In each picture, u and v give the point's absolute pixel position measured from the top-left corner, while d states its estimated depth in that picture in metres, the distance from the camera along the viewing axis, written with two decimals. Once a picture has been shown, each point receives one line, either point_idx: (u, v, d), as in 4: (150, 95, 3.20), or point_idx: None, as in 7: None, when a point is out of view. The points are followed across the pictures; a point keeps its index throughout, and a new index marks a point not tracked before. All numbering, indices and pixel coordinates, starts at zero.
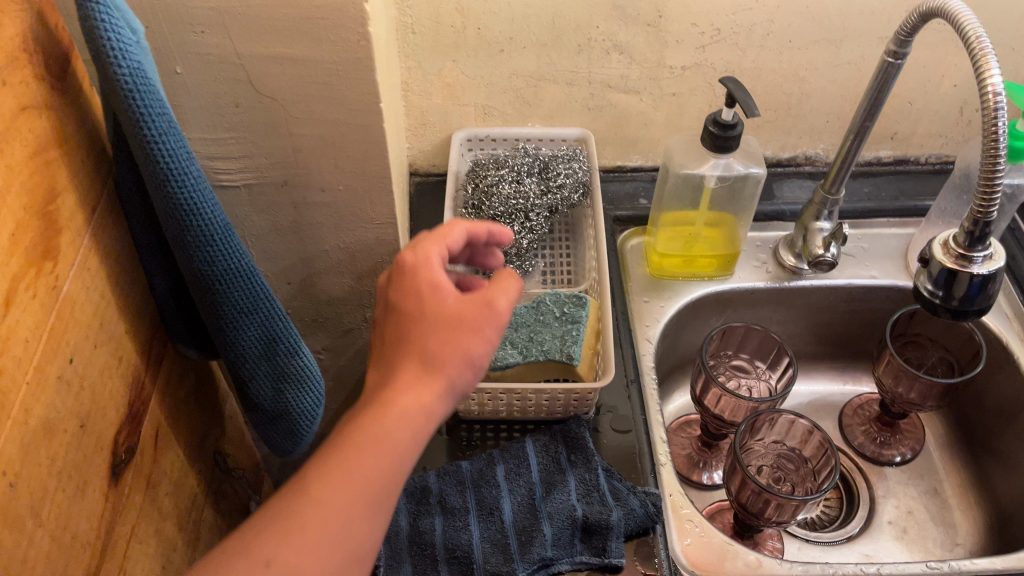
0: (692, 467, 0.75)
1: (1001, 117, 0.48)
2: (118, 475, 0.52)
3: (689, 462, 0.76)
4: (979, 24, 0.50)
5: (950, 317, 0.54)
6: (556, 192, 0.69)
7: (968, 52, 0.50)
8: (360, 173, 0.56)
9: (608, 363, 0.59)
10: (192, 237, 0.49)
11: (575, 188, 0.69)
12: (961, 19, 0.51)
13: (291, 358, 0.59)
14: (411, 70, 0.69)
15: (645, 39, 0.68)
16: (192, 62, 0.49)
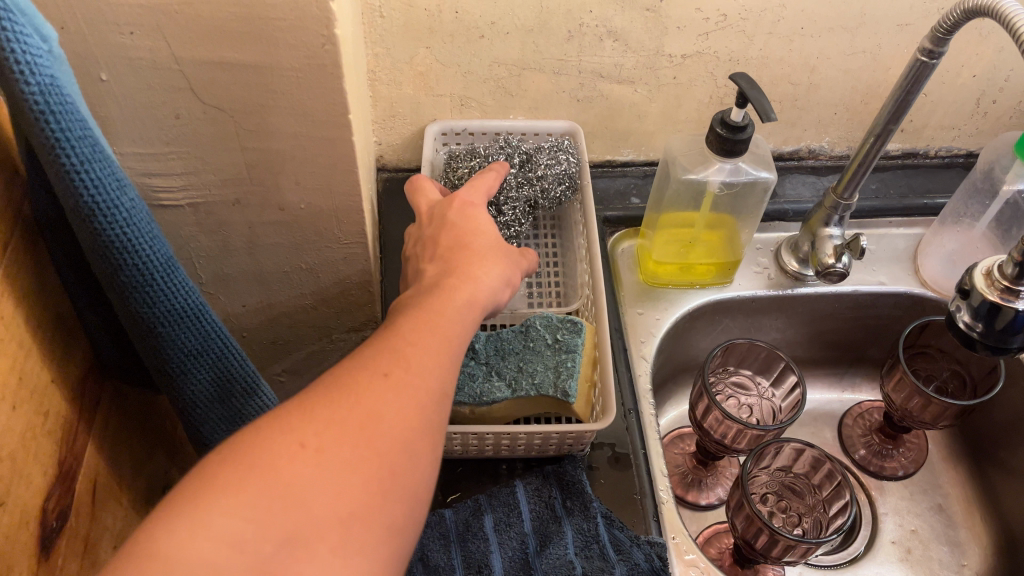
0: (686, 487, 0.70)
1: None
2: (48, 548, 0.45)
3: (682, 480, 0.71)
4: None
5: (989, 352, 0.48)
6: (536, 184, 0.62)
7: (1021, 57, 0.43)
8: (325, 190, 0.49)
9: (607, 401, 0.53)
10: (127, 278, 0.42)
11: (561, 181, 0.63)
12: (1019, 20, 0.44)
13: (250, 399, 0.51)
14: (380, 58, 0.61)
15: (643, 26, 0.60)
16: (120, 69, 0.40)
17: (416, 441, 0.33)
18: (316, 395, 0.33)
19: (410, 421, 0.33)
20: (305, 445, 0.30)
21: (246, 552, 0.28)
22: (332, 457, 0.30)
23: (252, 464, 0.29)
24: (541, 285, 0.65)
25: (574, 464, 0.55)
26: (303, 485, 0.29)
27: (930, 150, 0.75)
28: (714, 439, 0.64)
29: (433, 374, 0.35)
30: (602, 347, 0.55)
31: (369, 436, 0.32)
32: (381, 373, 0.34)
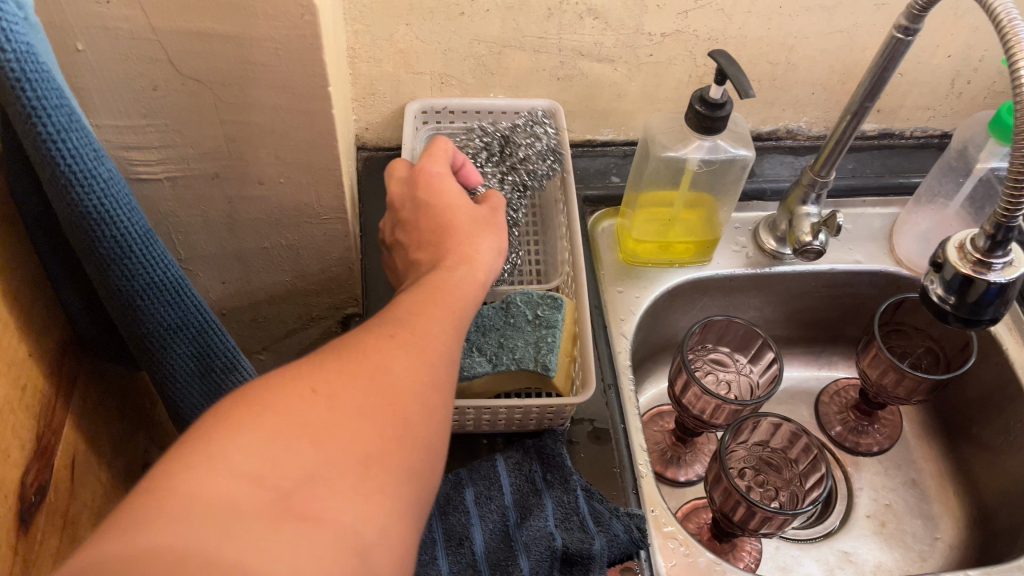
0: (665, 464, 0.71)
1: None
2: (28, 522, 0.45)
3: (662, 458, 0.71)
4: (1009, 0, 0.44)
5: (960, 325, 0.49)
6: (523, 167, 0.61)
7: (998, 34, 0.44)
8: (305, 164, 0.49)
9: (588, 375, 0.53)
10: (105, 249, 0.41)
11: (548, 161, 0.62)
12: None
13: (230, 374, 0.51)
14: (359, 35, 0.61)
15: (623, 4, 0.60)
16: (97, 38, 0.40)
17: (427, 396, 0.33)
18: (323, 353, 0.32)
19: (420, 377, 0.33)
20: (316, 392, 0.30)
21: (267, 488, 0.26)
22: (344, 403, 0.30)
23: (264, 407, 0.29)
24: (522, 267, 0.65)
25: (554, 438, 0.55)
26: (319, 426, 0.29)
27: (906, 131, 0.75)
28: (694, 416, 0.64)
29: (439, 339, 0.35)
30: (582, 322, 0.55)
31: (379, 385, 0.31)
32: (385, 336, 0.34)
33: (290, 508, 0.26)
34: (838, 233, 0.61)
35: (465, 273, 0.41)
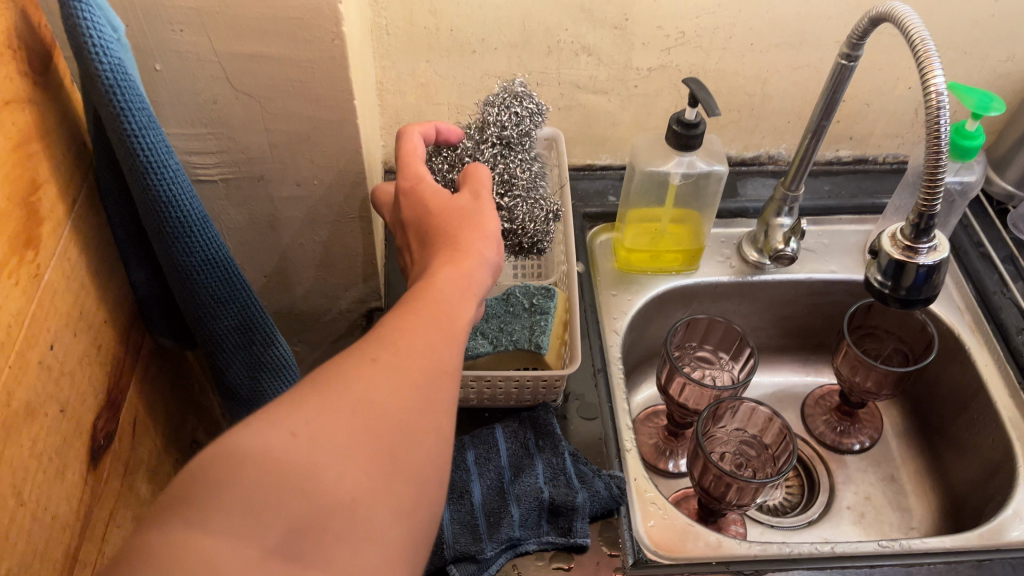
0: (658, 456, 0.78)
1: (943, 115, 0.51)
2: (97, 461, 0.54)
3: (655, 450, 0.78)
4: (924, 29, 0.52)
5: (898, 306, 0.57)
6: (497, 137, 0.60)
7: (914, 55, 0.52)
8: (335, 168, 0.58)
9: (575, 351, 0.62)
10: (171, 228, 0.51)
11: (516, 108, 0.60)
12: (910, 24, 0.53)
13: (267, 346, 0.60)
14: (386, 70, 0.71)
15: (612, 42, 0.70)
16: (172, 60, 0.50)
17: (421, 415, 0.36)
18: (304, 389, 0.35)
19: (407, 402, 0.36)
20: (302, 434, 0.32)
21: (259, 540, 0.29)
22: (326, 443, 0.32)
23: (248, 459, 0.31)
24: (525, 270, 0.73)
25: (547, 410, 0.63)
26: (309, 467, 0.31)
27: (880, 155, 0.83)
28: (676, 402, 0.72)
29: (426, 359, 0.38)
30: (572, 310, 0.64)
31: (364, 419, 0.34)
32: (364, 362, 0.36)
33: (288, 559, 0.29)
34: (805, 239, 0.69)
35: (450, 276, 0.44)
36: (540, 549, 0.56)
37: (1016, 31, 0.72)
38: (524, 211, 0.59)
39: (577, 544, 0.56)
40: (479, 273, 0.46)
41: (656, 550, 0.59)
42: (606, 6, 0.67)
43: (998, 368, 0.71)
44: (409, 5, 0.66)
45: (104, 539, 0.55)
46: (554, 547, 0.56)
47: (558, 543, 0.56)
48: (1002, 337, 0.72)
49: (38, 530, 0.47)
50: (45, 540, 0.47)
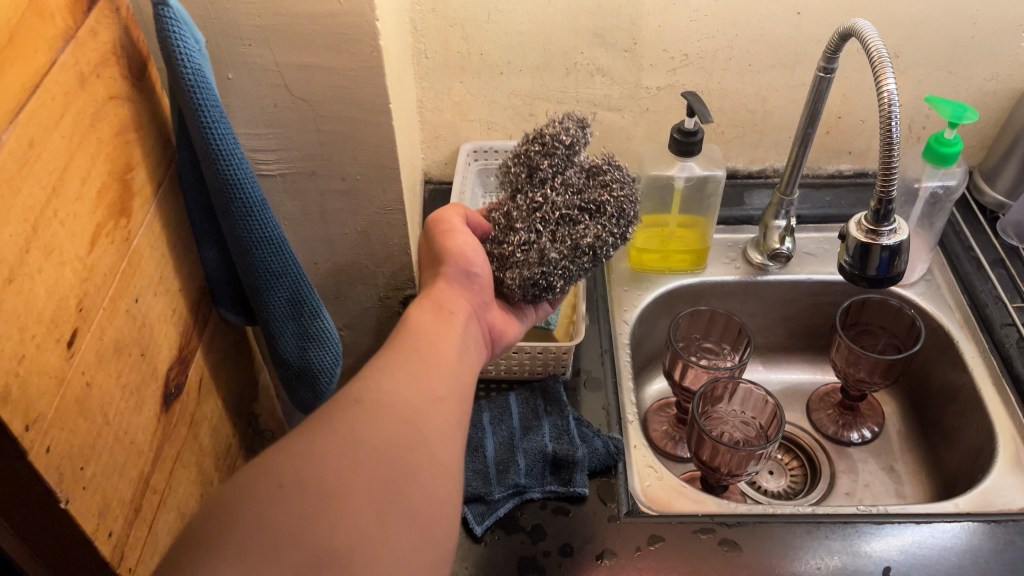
0: (669, 441, 0.84)
1: (894, 115, 0.58)
2: (168, 405, 0.64)
3: (665, 436, 0.84)
4: (883, 45, 0.60)
5: (867, 285, 0.63)
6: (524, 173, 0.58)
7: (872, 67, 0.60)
8: (375, 165, 0.68)
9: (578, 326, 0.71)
10: (236, 207, 0.61)
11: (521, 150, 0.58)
12: (872, 42, 0.60)
13: (314, 319, 0.70)
14: (425, 90, 0.82)
15: (623, 63, 0.80)
16: (241, 69, 0.61)
17: (410, 434, 0.46)
18: (295, 441, 0.44)
19: (389, 436, 0.45)
20: (285, 482, 0.42)
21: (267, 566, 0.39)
22: (314, 481, 0.42)
23: (243, 512, 0.40)
24: None
25: (557, 381, 0.71)
26: (306, 505, 0.41)
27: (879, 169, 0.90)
28: (678, 383, 0.79)
29: (407, 390, 0.48)
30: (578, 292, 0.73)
31: (351, 452, 0.43)
32: (349, 403, 0.46)
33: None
34: (794, 235, 0.77)
35: (424, 312, 0.56)
36: (543, 496, 0.64)
37: (996, 50, 0.79)
38: (513, 256, 0.57)
39: (575, 492, 0.63)
40: (454, 300, 0.57)
41: (650, 505, 0.66)
42: (617, 32, 0.77)
43: (983, 359, 0.76)
44: (445, 32, 0.77)
45: (171, 473, 0.64)
46: (555, 496, 0.64)
47: (559, 492, 0.64)
48: (987, 331, 0.77)
49: (119, 449, 0.56)
50: (123, 460, 0.57)
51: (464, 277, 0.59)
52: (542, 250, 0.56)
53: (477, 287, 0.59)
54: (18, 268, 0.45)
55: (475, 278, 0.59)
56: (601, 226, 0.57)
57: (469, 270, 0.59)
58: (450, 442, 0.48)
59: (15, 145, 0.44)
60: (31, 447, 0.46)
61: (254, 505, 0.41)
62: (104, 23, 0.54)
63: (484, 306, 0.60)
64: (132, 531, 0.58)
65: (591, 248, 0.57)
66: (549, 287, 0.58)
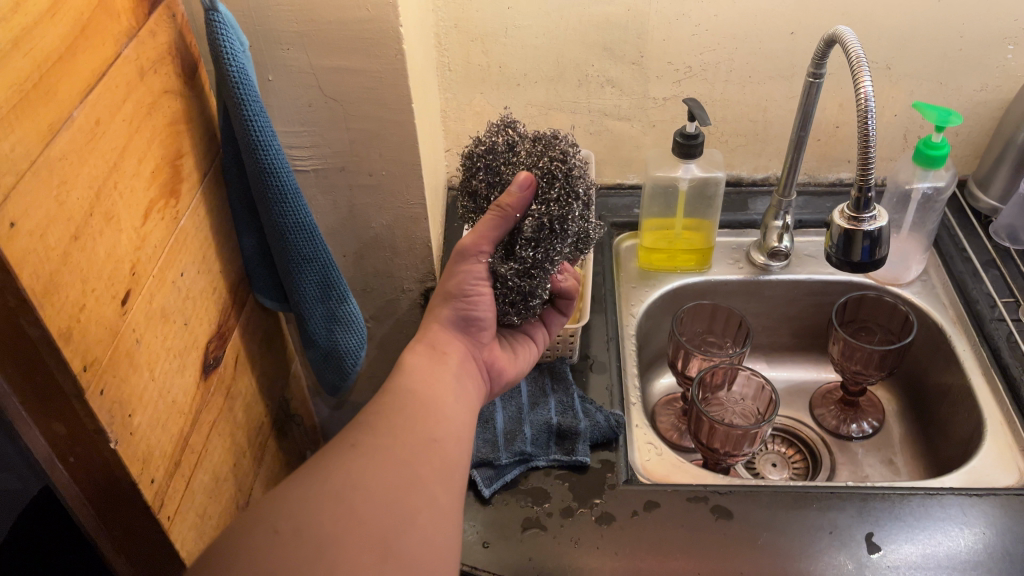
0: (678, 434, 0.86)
1: (870, 115, 0.62)
2: (207, 374, 0.70)
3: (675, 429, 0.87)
4: (861, 49, 0.65)
5: (850, 269, 0.68)
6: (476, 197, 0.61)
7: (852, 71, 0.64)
8: (399, 161, 0.75)
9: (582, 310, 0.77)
10: (273, 194, 0.68)
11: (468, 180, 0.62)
12: (851, 46, 0.65)
13: (342, 303, 0.77)
14: (448, 100, 0.90)
15: (631, 75, 0.87)
16: (280, 71, 0.68)
17: (404, 476, 0.54)
18: (294, 486, 0.52)
19: (385, 483, 0.53)
20: (284, 526, 0.49)
21: None
22: (310, 530, 0.49)
23: (249, 552, 0.47)
24: None
25: (563, 363, 0.77)
26: (306, 547, 0.48)
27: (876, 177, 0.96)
28: (679, 370, 0.83)
29: (404, 433, 0.56)
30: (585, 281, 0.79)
31: (348, 493, 0.51)
32: (348, 447, 0.54)
33: None
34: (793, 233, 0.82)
35: (419, 353, 0.63)
36: (548, 464, 0.69)
37: (984, 62, 0.84)
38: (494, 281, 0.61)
39: (577, 460, 0.69)
40: (450, 343, 0.64)
41: (648, 477, 0.70)
42: (624, 45, 0.84)
43: (974, 352, 0.79)
44: (466, 46, 0.85)
45: (208, 438, 0.70)
46: (559, 464, 0.69)
47: (562, 460, 0.69)
48: (978, 326, 0.81)
49: (162, 406, 0.62)
50: (165, 416, 0.63)
51: (462, 320, 0.64)
52: (502, 262, 0.59)
53: (474, 331, 0.65)
54: (82, 228, 0.51)
55: (474, 322, 0.64)
56: (537, 206, 0.56)
57: (469, 316, 0.64)
58: (445, 481, 0.56)
59: (83, 121, 0.51)
60: (88, 387, 0.52)
61: (260, 545, 0.48)
62: (161, 27, 0.62)
63: (481, 346, 0.67)
64: (172, 482, 0.64)
65: (533, 234, 0.56)
66: (532, 288, 0.60)
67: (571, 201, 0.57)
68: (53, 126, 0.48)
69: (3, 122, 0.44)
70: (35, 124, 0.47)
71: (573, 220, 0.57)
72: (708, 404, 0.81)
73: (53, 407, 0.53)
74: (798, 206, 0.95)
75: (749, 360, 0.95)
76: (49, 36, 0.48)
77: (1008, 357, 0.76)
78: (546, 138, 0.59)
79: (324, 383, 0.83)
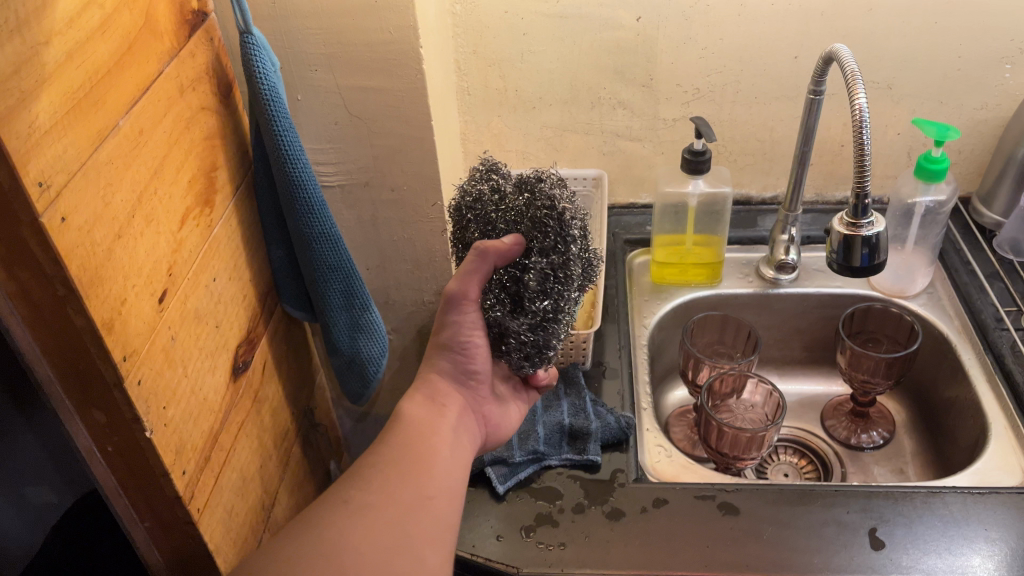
0: (693, 444, 0.87)
1: (865, 124, 0.65)
2: (237, 377, 0.74)
3: (690, 441, 0.87)
4: (855, 64, 0.68)
5: (850, 275, 0.71)
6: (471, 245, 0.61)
7: (847, 86, 0.67)
8: (419, 177, 0.79)
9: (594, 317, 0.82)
10: (301, 205, 0.72)
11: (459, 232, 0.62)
12: (846, 62, 0.68)
13: (364, 311, 0.80)
14: (468, 123, 0.95)
15: (641, 97, 0.92)
16: (310, 91, 0.74)
17: (396, 535, 0.56)
18: (289, 544, 0.55)
19: (373, 541, 0.55)
20: None
21: None
22: None
23: None
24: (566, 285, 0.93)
25: (576, 369, 0.81)
26: None
27: (879, 195, 1.00)
28: (690, 379, 0.85)
29: (399, 490, 0.58)
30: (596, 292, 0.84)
31: (336, 557, 0.54)
32: (341, 504, 0.57)
33: None
34: (799, 244, 0.86)
35: (416, 404, 0.65)
36: (560, 463, 0.72)
37: (981, 82, 0.89)
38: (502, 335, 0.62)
39: (588, 459, 0.72)
40: (447, 395, 0.66)
41: (657, 476, 0.73)
42: (634, 69, 0.90)
43: (979, 360, 0.81)
44: (485, 72, 0.91)
45: (236, 439, 0.74)
46: (571, 463, 0.72)
47: (574, 459, 0.72)
48: (983, 335, 0.82)
49: (194, 402, 0.66)
50: (197, 413, 0.66)
51: (462, 373, 0.67)
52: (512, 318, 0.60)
53: (471, 383, 0.68)
54: (125, 227, 0.56)
55: (471, 375, 0.67)
56: (539, 258, 0.58)
57: (467, 369, 0.66)
58: (437, 537, 0.58)
59: (128, 130, 0.56)
60: (127, 375, 0.56)
61: None
62: (200, 49, 0.67)
63: (478, 400, 0.69)
64: (202, 476, 0.67)
65: (539, 286, 0.58)
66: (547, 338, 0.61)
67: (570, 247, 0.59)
68: (102, 132, 0.53)
69: (58, 124, 0.49)
70: (86, 129, 0.51)
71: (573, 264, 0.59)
72: (718, 411, 0.83)
73: (94, 396, 0.57)
74: (806, 223, 0.99)
75: (761, 373, 0.97)
76: (100, 51, 0.53)
77: (1011, 363, 0.78)
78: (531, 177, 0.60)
79: (346, 390, 0.87)
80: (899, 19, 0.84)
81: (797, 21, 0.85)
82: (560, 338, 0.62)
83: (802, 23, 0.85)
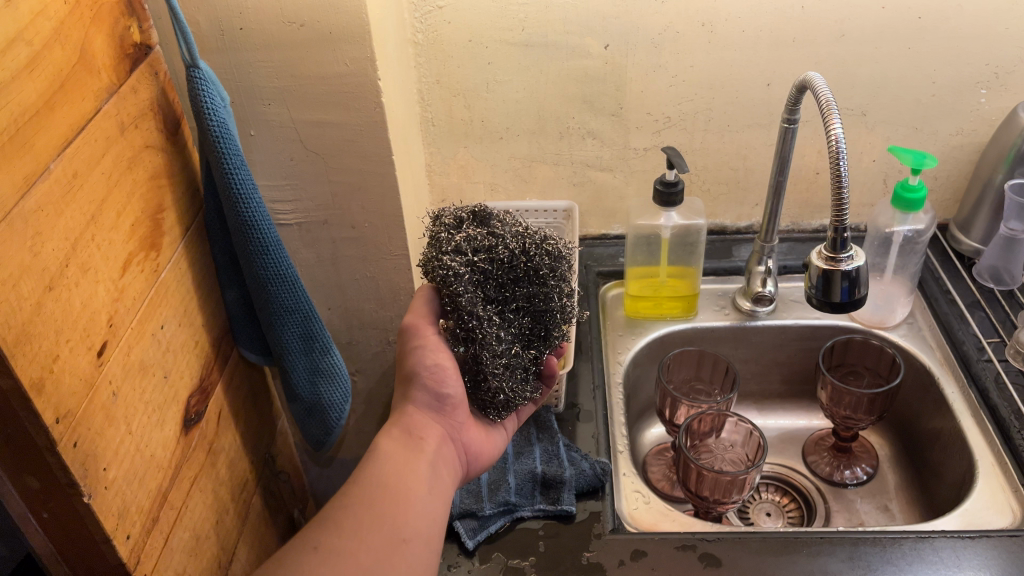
0: (671, 485, 0.83)
1: (842, 153, 0.62)
2: (188, 428, 0.69)
3: (668, 481, 0.84)
4: (829, 92, 0.65)
5: (831, 311, 0.68)
6: None
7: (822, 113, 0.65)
8: (381, 213, 0.76)
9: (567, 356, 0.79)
10: (254, 246, 0.68)
11: None
12: (821, 91, 0.66)
13: (324, 354, 0.77)
14: (433, 155, 0.93)
15: (612, 127, 0.90)
16: (263, 127, 0.70)
17: None
18: None
19: None
20: None
21: None
22: None
23: None
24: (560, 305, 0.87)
25: (549, 412, 0.77)
26: None
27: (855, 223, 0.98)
28: (667, 419, 0.82)
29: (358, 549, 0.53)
30: None
31: None
32: (307, 555, 0.53)
33: None
34: (769, 274, 0.83)
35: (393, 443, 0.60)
36: (532, 514, 0.69)
37: (957, 107, 0.87)
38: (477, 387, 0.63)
39: (562, 509, 0.68)
40: (426, 427, 0.62)
41: (635, 525, 0.69)
42: (603, 98, 0.88)
43: (963, 394, 0.79)
44: (449, 102, 0.88)
45: (188, 494, 0.69)
46: (544, 514, 0.69)
47: (547, 510, 0.69)
48: (966, 368, 0.80)
49: (140, 460, 0.61)
50: (143, 471, 0.62)
51: (435, 398, 0.62)
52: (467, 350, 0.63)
53: (448, 411, 0.63)
54: (58, 278, 0.52)
55: (446, 401, 0.62)
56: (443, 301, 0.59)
57: (439, 393, 0.62)
58: None
59: (60, 174, 0.52)
60: (60, 439, 0.51)
61: None
62: (143, 85, 0.63)
63: (455, 428, 0.64)
64: (150, 538, 0.62)
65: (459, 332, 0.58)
66: (479, 360, 0.59)
67: (452, 271, 0.56)
68: (29, 177, 0.49)
69: None
70: (11, 176, 0.47)
71: (462, 283, 0.56)
72: (697, 452, 0.80)
73: (26, 461, 0.52)
74: (782, 253, 0.97)
75: (739, 408, 0.94)
76: (27, 90, 0.49)
77: (996, 397, 0.75)
78: (456, 217, 0.59)
79: (307, 437, 0.82)
80: (870, 45, 0.83)
81: (767, 47, 0.83)
82: (507, 374, 0.60)
83: (773, 49, 0.83)
